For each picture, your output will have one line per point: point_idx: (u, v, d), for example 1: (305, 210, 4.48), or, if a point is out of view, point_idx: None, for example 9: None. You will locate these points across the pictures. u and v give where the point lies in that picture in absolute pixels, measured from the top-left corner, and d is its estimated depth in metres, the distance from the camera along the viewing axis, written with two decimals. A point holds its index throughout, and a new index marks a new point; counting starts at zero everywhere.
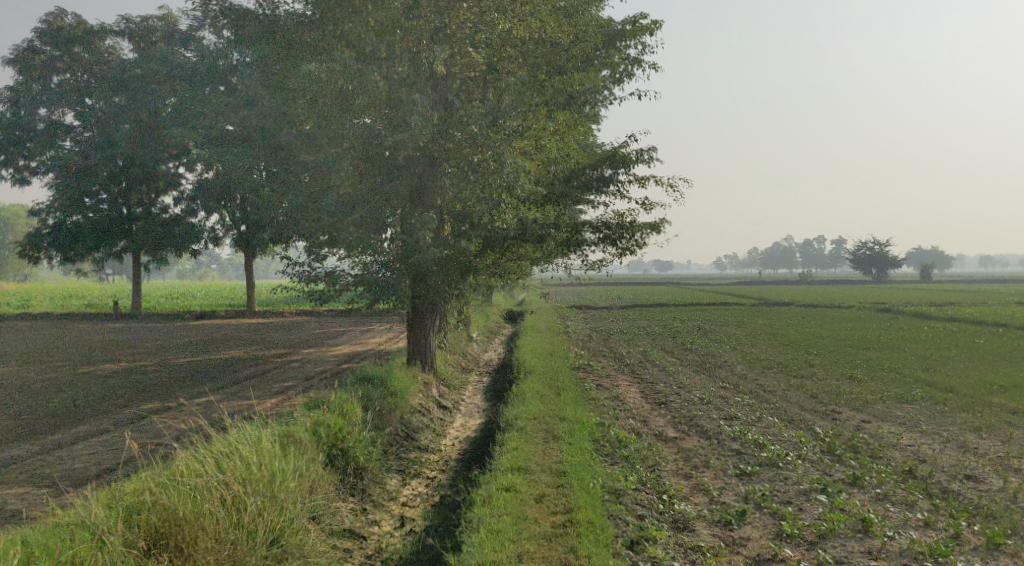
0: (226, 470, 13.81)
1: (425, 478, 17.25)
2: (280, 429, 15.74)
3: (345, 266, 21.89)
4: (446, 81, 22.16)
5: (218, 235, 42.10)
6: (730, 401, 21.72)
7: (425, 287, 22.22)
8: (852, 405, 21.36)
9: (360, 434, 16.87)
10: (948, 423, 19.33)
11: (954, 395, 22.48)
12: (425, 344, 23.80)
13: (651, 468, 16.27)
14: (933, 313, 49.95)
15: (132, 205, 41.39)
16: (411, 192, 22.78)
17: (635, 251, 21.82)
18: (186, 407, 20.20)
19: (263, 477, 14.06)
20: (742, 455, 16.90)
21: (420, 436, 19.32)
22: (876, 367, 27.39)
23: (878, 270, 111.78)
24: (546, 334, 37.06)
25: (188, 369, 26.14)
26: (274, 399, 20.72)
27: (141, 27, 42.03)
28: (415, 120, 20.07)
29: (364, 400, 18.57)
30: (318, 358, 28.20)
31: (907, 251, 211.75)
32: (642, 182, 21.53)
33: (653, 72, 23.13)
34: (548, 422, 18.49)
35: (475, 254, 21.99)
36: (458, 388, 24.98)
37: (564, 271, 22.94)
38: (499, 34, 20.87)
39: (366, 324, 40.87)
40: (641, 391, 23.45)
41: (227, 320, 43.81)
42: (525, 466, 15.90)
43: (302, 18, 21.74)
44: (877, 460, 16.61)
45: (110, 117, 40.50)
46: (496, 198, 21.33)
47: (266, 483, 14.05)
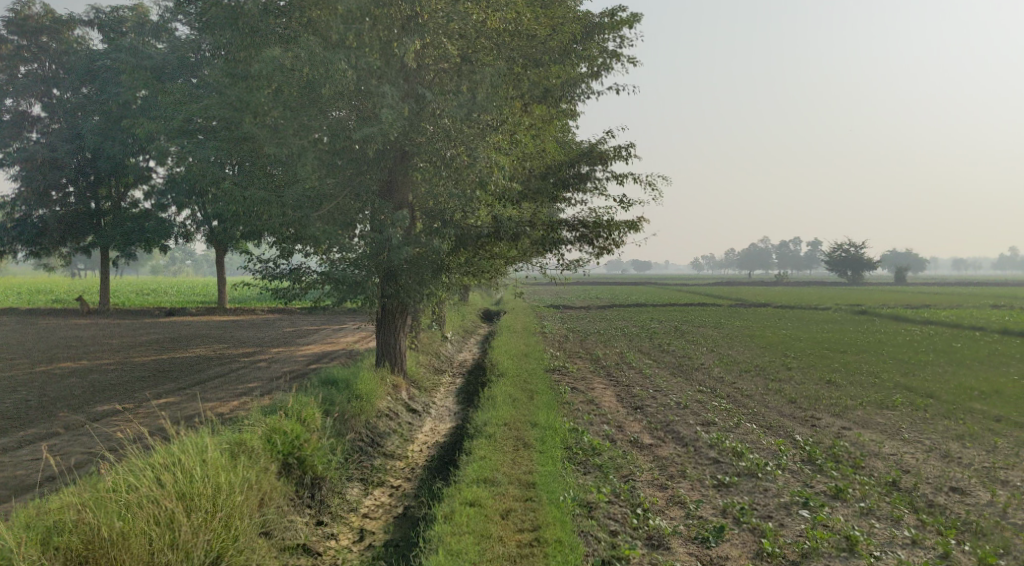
0: (166, 484, 13.15)
1: (388, 487, 16.47)
2: (231, 436, 14.89)
3: (312, 264, 21.06)
4: (418, 74, 21.24)
5: (189, 231, 40.91)
6: (707, 406, 21.10)
7: (395, 286, 21.28)
8: (832, 411, 20.78)
9: (319, 442, 16.01)
10: (931, 431, 18.80)
11: (935, 401, 22.01)
12: (395, 345, 22.93)
13: (625, 478, 15.56)
14: (910, 316, 49.76)
15: (99, 199, 40.04)
16: (381, 188, 22.00)
17: (612, 251, 21.01)
18: (142, 410, 19.27)
19: (205, 492, 13.35)
20: (719, 464, 16.26)
21: (386, 441, 18.51)
22: (854, 371, 26.94)
23: (854, 273, 112.09)
24: (521, 334, 36.22)
25: (151, 368, 25.10)
26: (234, 402, 19.80)
27: (111, 18, 40.56)
28: (386, 114, 19.22)
29: (326, 404, 17.71)
30: (287, 358, 27.29)
31: (883, 255, 213.26)
32: (620, 180, 20.78)
33: (633, 67, 22.37)
34: (518, 429, 17.71)
35: (447, 251, 20.96)
36: (429, 390, 24.19)
37: (540, 271, 21.90)
38: (473, 23, 20.07)
39: (338, 322, 39.92)
40: (616, 394, 22.78)
41: (198, 317, 42.65)
42: (492, 478, 15.12)
43: (272, 5, 20.70)
44: (859, 470, 16.04)
45: (78, 109, 39.19)
46: (469, 195, 20.59)
47: (209, 498, 13.34)
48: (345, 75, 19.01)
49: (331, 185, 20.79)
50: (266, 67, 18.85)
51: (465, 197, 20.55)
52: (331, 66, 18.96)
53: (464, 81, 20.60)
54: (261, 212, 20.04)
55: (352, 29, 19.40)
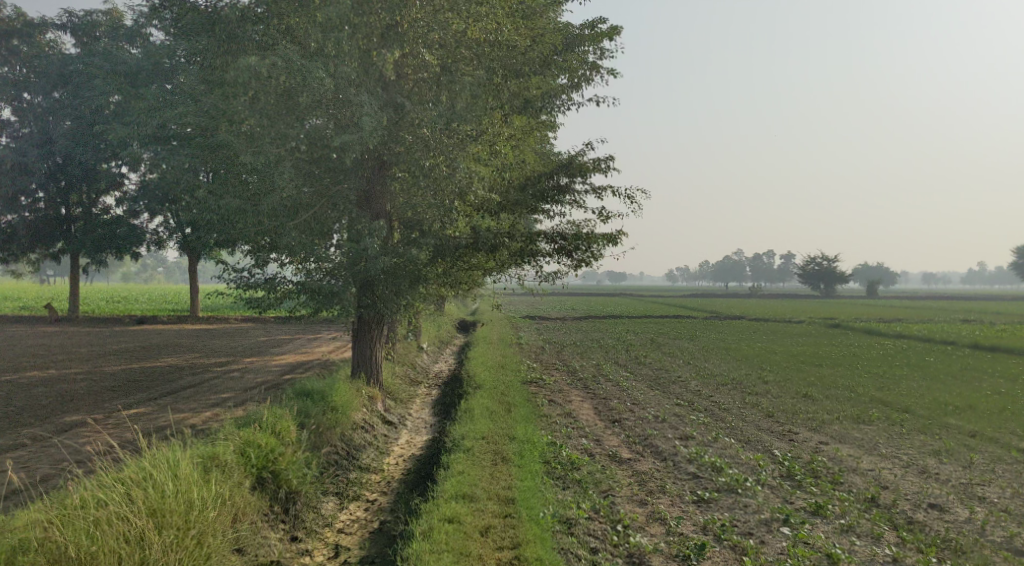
0: (136, 501, 12.86)
1: (364, 502, 16.23)
2: (204, 449, 14.55)
3: (288, 273, 20.75)
4: (397, 83, 21.26)
5: (162, 239, 40.29)
6: (685, 420, 21.04)
7: (372, 297, 21.03)
8: (809, 425, 20.82)
9: (294, 456, 15.68)
10: (908, 446, 18.89)
11: (910, 416, 22.12)
12: (371, 356, 22.66)
13: (604, 494, 15.43)
14: (883, 329, 50.25)
15: (69, 205, 39.13)
16: (359, 197, 21.78)
17: (591, 263, 20.92)
18: (112, 421, 18.86)
19: (177, 509, 13.07)
20: (699, 479, 16.19)
21: (361, 454, 18.23)
22: (829, 385, 27.04)
23: (826, 286, 113.15)
24: (497, 345, 36.04)
25: (121, 378, 24.62)
26: (206, 413, 19.44)
27: (85, 22, 39.96)
28: (365, 122, 19.03)
29: (301, 417, 17.41)
30: (260, 368, 26.91)
31: (855, 268, 215.76)
32: (599, 192, 20.72)
33: (613, 78, 22.31)
34: (496, 442, 17.52)
35: (425, 262, 20.75)
36: (405, 401, 23.94)
37: (518, 282, 21.75)
38: (453, 34, 20.16)
39: (312, 332, 39.51)
40: (594, 407, 22.67)
41: (169, 325, 42.02)
42: (470, 493, 14.91)
43: (249, 11, 20.47)
44: (838, 486, 16.05)
45: (48, 113, 38.50)
46: (448, 205, 20.51)
47: (181, 515, 13.06)
48: (323, 83, 18.84)
49: (308, 194, 20.60)
50: (242, 74, 18.61)
51: (443, 208, 20.57)
52: (309, 74, 18.79)
53: (444, 90, 20.33)
54: (237, 220, 19.75)
55: (331, 37, 19.24)
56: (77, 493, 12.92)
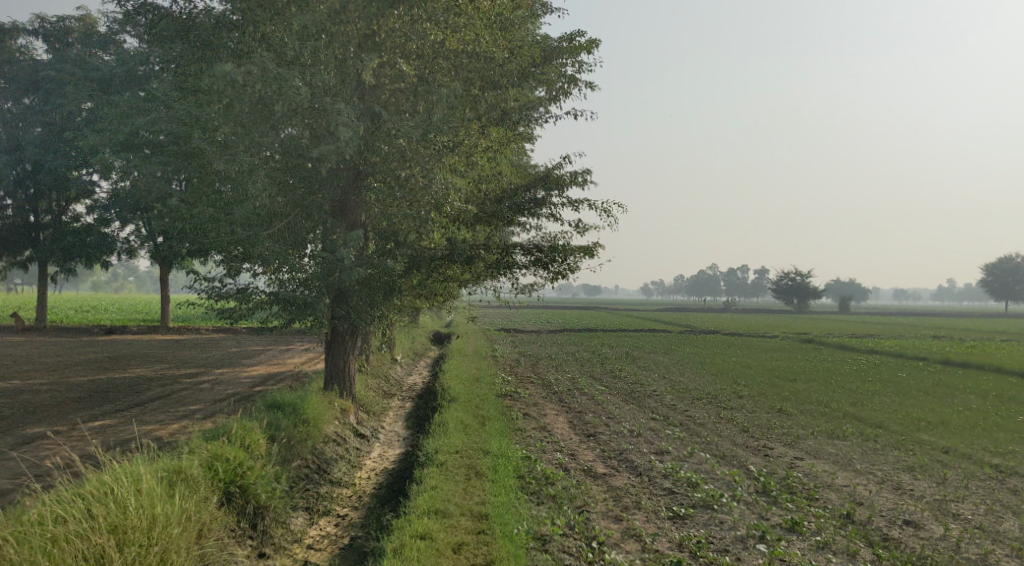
0: (97, 517, 12.53)
1: (334, 517, 15.96)
2: (170, 463, 14.19)
3: (260, 283, 20.37)
4: (373, 92, 20.95)
5: (133, 248, 39.54)
6: (661, 435, 20.94)
7: (346, 307, 20.81)
8: (784, 440, 20.81)
9: (263, 470, 15.32)
10: (882, 462, 18.94)
11: (883, 432, 22.19)
12: (344, 368, 22.33)
13: (579, 510, 15.25)
14: (856, 345, 50.61)
15: (39, 213, 38.27)
16: (333, 207, 21.51)
17: (567, 276, 20.78)
18: (76, 433, 18.41)
19: (140, 525, 12.74)
20: (674, 495, 16.06)
21: (333, 468, 17.89)
22: (803, 400, 27.10)
23: (799, 301, 114.13)
24: (472, 358, 35.78)
25: (87, 389, 24.09)
26: (174, 425, 19.03)
27: (57, 28, 39.19)
28: (340, 132, 18.77)
29: (272, 430, 17.07)
30: (231, 379, 26.47)
31: (828, 285, 218.11)
32: (576, 205, 20.64)
33: (590, 91, 22.17)
34: (470, 457, 17.27)
35: (399, 273, 20.49)
36: (378, 414, 23.64)
37: (493, 294, 21.58)
38: (430, 45, 20.20)
39: (285, 343, 39.04)
40: (569, 421, 22.53)
41: (139, 335, 41.37)
42: (443, 509, 14.67)
43: (224, 18, 20.30)
44: (814, 501, 16.01)
45: (18, 119, 37.82)
46: (424, 216, 20.38)
47: (144, 531, 12.73)
48: (298, 91, 18.63)
49: (283, 204, 20.34)
50: (216, 81, 18.31)
51: (419, 219, 20.38)
52: (285, 83, 18.54)
53: (420, 101, 20.24)
54: (208, 229, 19.40)
55: (307, 46, 19.13)
56: (36, 509, 12.56)
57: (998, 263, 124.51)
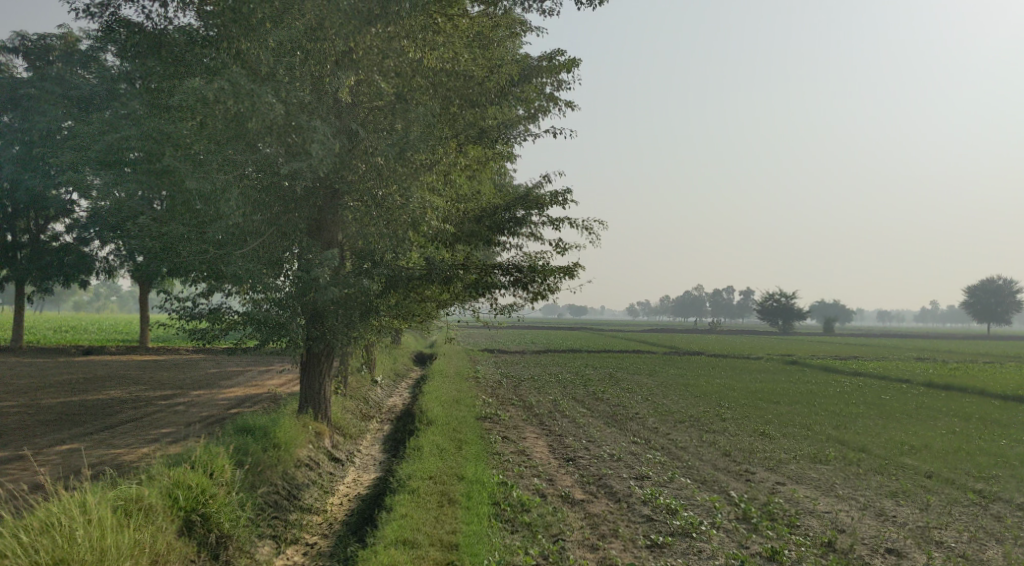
0: (40, 551, 12.12)
1: (302, 545, 15.48)
2: (126, 491, 13.74)
3: (232, 304, 20.05)
4: (351, 110, 20.42)
5: (112, 267, 39.08)
6: (642, 459, 20.56)
7: (321, 328, 20.39)
8: (766, 465, 20.47)
9: (226, 497, 14.85)
10: (864, 487, 18.67)
11: (866, 456, 21.92)
12: (319, 390, 21.85)
13: (554, 538, 14.83)
14: (839, 367, 50.49)
15: (16, 232, 37.49)
16: (310, 226, 21.12)
17: (547, 296, 20.41)
18: (41, 458, 17.86)
19: (85, 559, 12.33)
20: (653, 522, 15.66)
21: (304, 494, 17.38)
22: (785, 423, 26.81)
23: (784, 322, 114.34)
24: (454, 379, 35.30)
25: (57, 411, 23.49)
26: (143, 449, 18.51)
27: (37, 45, 38.59)
28: (314, 150, 18.35)
29: (239, 454, 16.57)
30: (206, 401, 25.92)
31: (813, 306, 219.12)
32: (556, 225, 20.33)
33: (570, 111, 21.85)
34: (444, 483, 16.81)
35: (376, 293, 20.11)
36: (355, 437, 23.15)
37: (472, 315, 21.16)
38: (409, 62, 19.80)
39: (265, 364, 38.45)
40: (549, 444, 22.11)
41: (117, 356, 40.66)
42: (412, 538, 14.20)
43: (198, 34, 19.94)
44: (795, 529, 15.66)
45: None
46: (401, 235, 20.03)
47: (91, 565, 12.34)
48: (271, 108, 18.08)
49: (258, 222, 19.76)
50: (187, 97, 17.91)
51: (396, 238, 20.01)
52: (256, 99, 17.97)
53: (398, 119, 19.96)
54: (179, 248, 18.99)
55: (283, 63, 18.72)
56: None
57: (979, 285, 125.45)
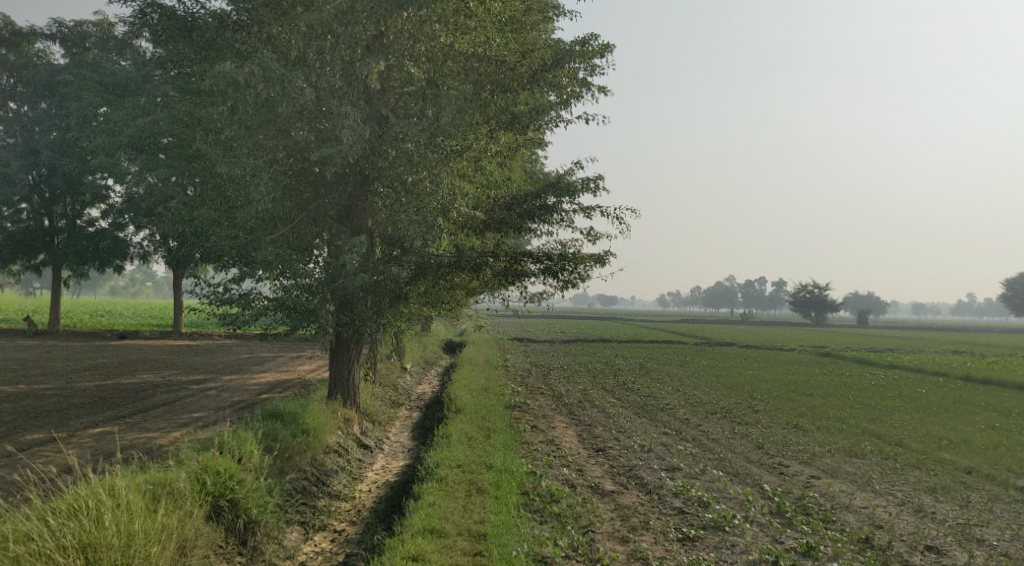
0: (67, 535, 12.20)
1: (330, 532, 15.41)
2: (154, 475, 13.79)
3: (262, 289, 20.02)
4: (381, 96, 20.42)
5: (147, 252, 39.37)
6: (673, 450, 20.25)
7: (351, 315, 20.30)
8: (800, 458, 20.06)
9: (255, 483, 14.84)
10: (902, 483, 18.20)
11: (904, 450, 21.38)
12: (349, 377, 21.77)
13: (584, 530, 14.61)
14: (875, 359, 49.54)
15: (53, 217, 37.94)
16: (340, 213, 21.00)
17: (578, 285, 20.09)
18: (74, 440, 18.01)
19: (112, 543, 12.37)
20: (684, 515, 15.38)
21: (332, 480, 17.33)
22: (820, 416, 26.29)
23: (817, 314, 112.74)
24: (484, 368, 35.13)
25: (91, 394, 23.69)
26: (173, 433, 18.58)
27: (74, 32, 38.93)
28: (345, 135, 18.20)
29: (268, 440, 16.55)
30: (238, 386, 26.01)
31: (847, 299, 216.05)
32: (587, 213, 19.99)
33: (604, 97, 21.21)
34: (473, 472, 16.66)
35: (405, 281, 19.97)
36: (384, 424, 23.09)
37: (502, 303, 20.92)
38: (440, 47, 19.92)
39: (296, 350, 38.58)
40: (578, 434, 21.88)
41: (151, 341, 41.05)
42: (440, 528, 14.07)
43: (227, 18, 19.78)
44: (831, 524, 15.28)
45: (34, 123, 37.58)
46: (430, 221, 19.82)
47: (117, 549, 12.37)
48: (302, 92, 18.06)
49: (288, 207, 19.68)
50: (218, 82, 17.81)
51: (426, 224, 19.82)
52: (288, 83, 18.02)
53: (429, 105, 19.65)
54: (210, 233, 18.97)
55: (313, 47, 18.65)
56: (4, 526, 12.24)
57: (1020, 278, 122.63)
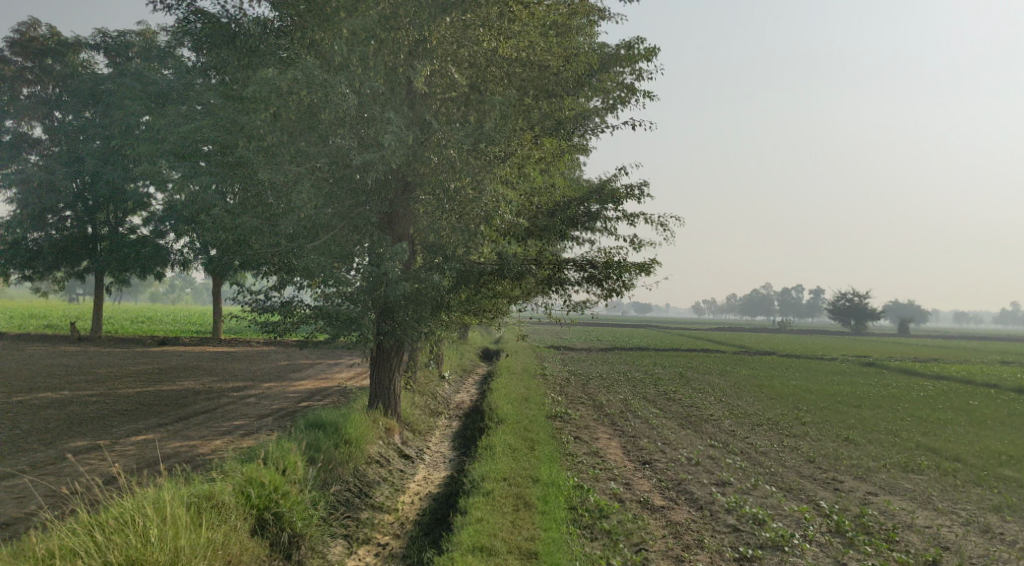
0: (113, 551, 12.09)
1: (374, 546, 15.05)
2: (199, 488, 13.66)
3: (303, 297, 19.81)
4: (424, 101, 20.04)
5: (187, 260, 39.46)
6: (721, 464, 19.64)
7: (392, 323, 19.98)
8: (855, 473, 19.35)
9: (299, 495, 14.63)
10: (964, 501, 17.48)
11: (962, 466, 20.59)
12: (389, 386, 21.44)
13: (636, 548, 14.20)
14: (921, 369, 48.23)
15: (96, 224, 38.37)
16: (381, 220, 20.75)
17: (622, 293, 19.58)
18: (117, 448, 17.95)
19: (158, 559, 12.23)
20: (739, 533, 14.88)
21: (375, 491, 16.97)
22: (870, 428, 25.47)
23: (857, 322, 110.57)
24: (522, 376, 34.70)
25: (133, 401, 23.71)
26: (216, 442, 18.45)
27: (118, 42, 39.36)
28: (388, 140, 17.89)
29: (312, 451, 16.31)
30: (278, 394, 25.89)
31: (887, 307, 212.10)
32: (632, 220, 19.50)
33: (649, 102, 20.68)
34: (519, 485, 16.27)
35: (447, 289, 19.61)
36: (424, 433, 22.77)
37: (544, 311, 20.46)
38: (483, 52, 19.48)
39: (334, 358, 38.50)
40: (623, 446, 21.36)
41: (191, 347, 41.26)
42: (489, 545, 13.71)
43: (270, 25, 19.82)
44: (895, 545, 14.70)
45: (78, 132, 37.98)
46: (473, 229, 19.64)
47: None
48: (344, 98, 17.85)
49: (330, 215, 19.47)
50: (261, 89, 17.66)
51: (468, 232, 19.50)
52: (331, 89, 17.80)
53: (472, 111, 19.70)
54: (252, 241, 18.85)
55: (357, 53, 18.28)
56: (50, 541, 12.15)
57: None
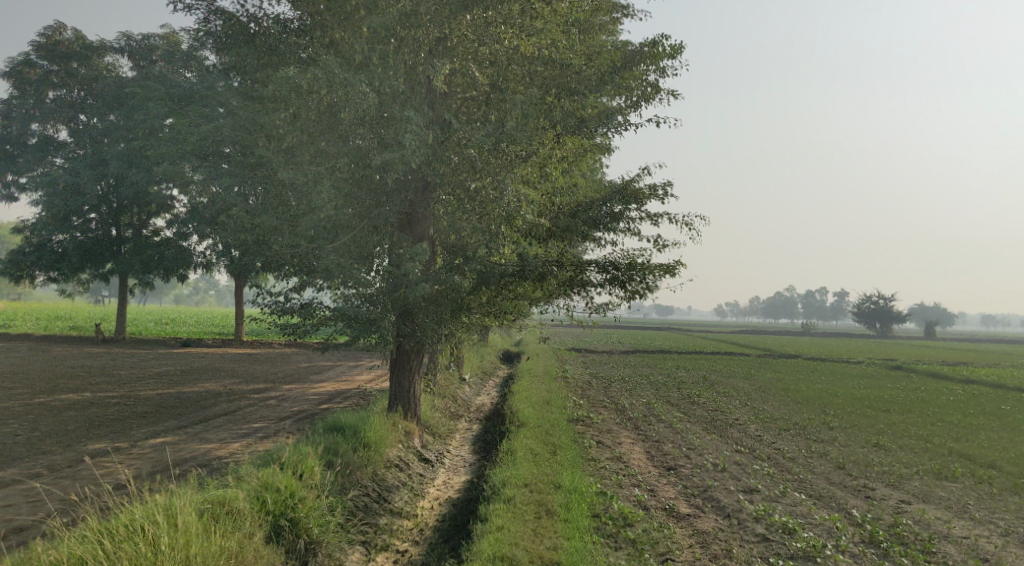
0: (124, 560, 11.90)
1: (393, 552, 14.75)
2: (213, 494, 13.46)
3: (323, 298, 19.49)
4: (445, 100, 19.97)
5: (210, 261, 39.59)
6: (749, 470, 19.12)
7: (412, 325, 19.67)
8: (887, 480, 18.78)
9: (316, 501, 14.38)
10: (1002, 510, 16.90)
11: (997, 473, 19.94)
12: (409, 389, 21.11)
13: (663, 558, 13.82)
14: (950, 374, 47.23)
15: (120, 226, 38.65)
16: (400, 220, 20.53)
17: (645, 295, 19.13)
18: (134, 451, 17.78)
19: None
20: (769, 543, 14.45)
21: (394, 496, 16.65)
22: (900, 434, 24.79)
23: (883, 325, 108.99)
24: (542, 379, 34.30)
25: (154, 403, 23.57)
26: (233, 446, 18.24)
27: (142, 45, 39.53)
28: (408, 140, 17.60)
29: (329, 455, 16.06)
30: (298, 396, 25.70)
31: (913, 310, 209.29)
32: (655, 220, 19.02)
33: (675, 102, 19.87)
34: (541, 492, 15.90)
35: (468, 290, 19.28)
36: (445, 437, 22.46)
37: (566, 313, 20.03)
38: (503, 50, 19.07)
39: (354, 361, 38.30)
40: (646, 451, 20.88)
41: (212, 349, 41.25)
42: (511, 554, 13.36)
43: (291, 23, 19.58)
44: (931, 557, 14.23)
45: (103, 135, 38.32)
46: (494, 230, 19.08)
47: None
48: (365, 97, 17.63)
49: (350, 215, 19.23)
50: (280, 87, 17.42)
51: (489, 233, 19.11)
52: (351, 87, 17.54)
53: (493, 110, 19.48)
54: (272, 241, 18.60)
55: (377, 51, 18.10)
56: (62, 549, 12.00)
57: None
